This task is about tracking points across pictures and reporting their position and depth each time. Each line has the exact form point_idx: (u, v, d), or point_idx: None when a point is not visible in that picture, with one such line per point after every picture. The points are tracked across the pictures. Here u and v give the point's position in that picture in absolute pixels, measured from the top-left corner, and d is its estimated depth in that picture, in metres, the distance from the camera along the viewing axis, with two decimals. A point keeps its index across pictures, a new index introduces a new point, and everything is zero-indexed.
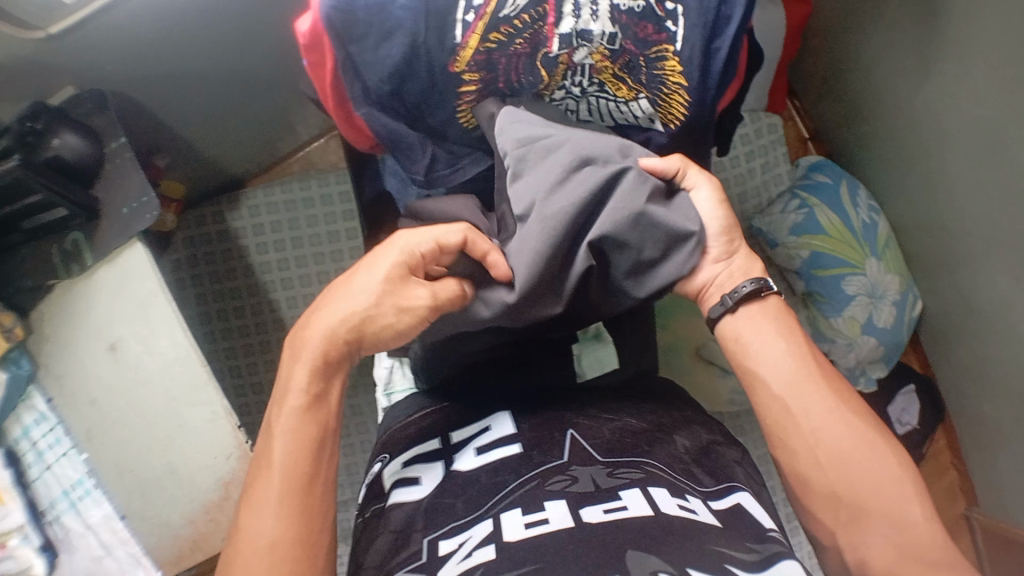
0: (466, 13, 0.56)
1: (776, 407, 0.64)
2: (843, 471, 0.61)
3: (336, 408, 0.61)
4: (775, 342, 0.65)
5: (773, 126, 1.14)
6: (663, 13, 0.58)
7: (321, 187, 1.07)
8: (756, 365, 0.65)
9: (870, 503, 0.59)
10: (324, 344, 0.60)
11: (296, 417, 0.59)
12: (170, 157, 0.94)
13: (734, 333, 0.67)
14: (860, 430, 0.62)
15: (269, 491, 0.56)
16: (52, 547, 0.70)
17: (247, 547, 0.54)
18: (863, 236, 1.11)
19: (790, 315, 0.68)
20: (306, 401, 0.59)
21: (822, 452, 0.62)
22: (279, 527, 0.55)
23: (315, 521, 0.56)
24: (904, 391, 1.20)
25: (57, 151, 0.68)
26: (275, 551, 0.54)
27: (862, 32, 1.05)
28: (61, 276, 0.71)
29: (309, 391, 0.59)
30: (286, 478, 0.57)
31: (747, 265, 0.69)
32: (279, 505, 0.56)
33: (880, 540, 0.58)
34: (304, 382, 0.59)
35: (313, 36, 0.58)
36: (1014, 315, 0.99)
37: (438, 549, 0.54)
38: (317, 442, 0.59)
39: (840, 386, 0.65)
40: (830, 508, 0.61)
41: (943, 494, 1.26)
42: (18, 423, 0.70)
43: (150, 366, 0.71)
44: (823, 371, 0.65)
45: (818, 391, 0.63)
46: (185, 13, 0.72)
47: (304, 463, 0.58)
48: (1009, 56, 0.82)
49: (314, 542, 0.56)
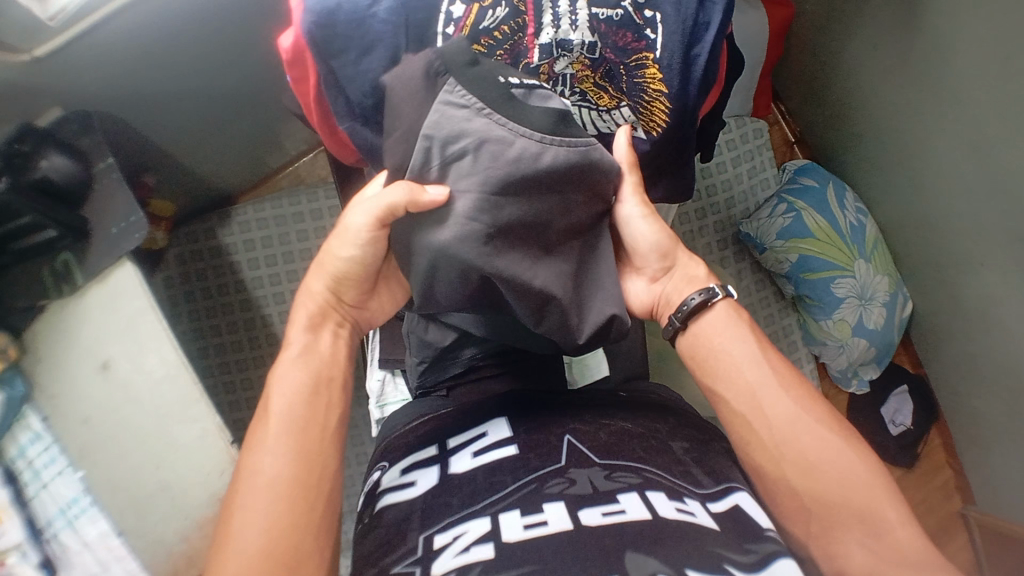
0: (446, 26, 0.58)
1: (738, 425, 0.65)
2: (812, 482, 0.60)
3: (332, 352, 0.64)
4: (724, 360, 0.66)
5: (758, 132, 1.16)
6: (641, 21, 0.60)
7: (310, 202, 1.08)
8: (714, 381, 0.67)
9: (843, 516, 0.59)
10: (315, 300, 0.64)
11: (293, 364, 0.62)
12: (160, 175, 0.95)
13: (693, 345, 0.68)
14: (828, 443, 0.61)
15: (268, 436, 0.57)
16: (51, 564, 0.69)
17: (245, 489, 0.55)
18: (852, 240, 1.11)
19: (742, 322, 0.68)
20: (301, 351, 0.62)
21: (788, 465, 0.61)
22: (277, 467, 0.56)
23: (315, 462, 0.57)
24: (895, 392, 1.21)
25: (44, 172, 0.68)
26: (273, 491, 0.55)
27: (848, 35, 1.06)
28: (52, 297, 0.71)
29: (302, 341, 0.63)
30: (282, 423, 0.58)
31: (692, 274, 0.70)
32: (281, 447, 0.57)
33: (856, 547, 0.58)
34: (299, 335, 0.63)
35: (296, 51, 0.59)
36: (1005, 315, 0.99)
37: (432, 543, 0.54)
38: (314, 389, 0.60)
39: (802, 394, 0.64)
40: (801, 521, 0.61)
41: (936, 492, 1.25)
42: (13, 442, 0.70)
43: (141, 384, 0.71)
44: (783, 381, 0.65)
45: (776, 404, 0.63)
46: (171, 30, 0.73)
47: (301, 408, 0.59)
48: (992, 57, 0.83)
49: (313, 488, 0.56)
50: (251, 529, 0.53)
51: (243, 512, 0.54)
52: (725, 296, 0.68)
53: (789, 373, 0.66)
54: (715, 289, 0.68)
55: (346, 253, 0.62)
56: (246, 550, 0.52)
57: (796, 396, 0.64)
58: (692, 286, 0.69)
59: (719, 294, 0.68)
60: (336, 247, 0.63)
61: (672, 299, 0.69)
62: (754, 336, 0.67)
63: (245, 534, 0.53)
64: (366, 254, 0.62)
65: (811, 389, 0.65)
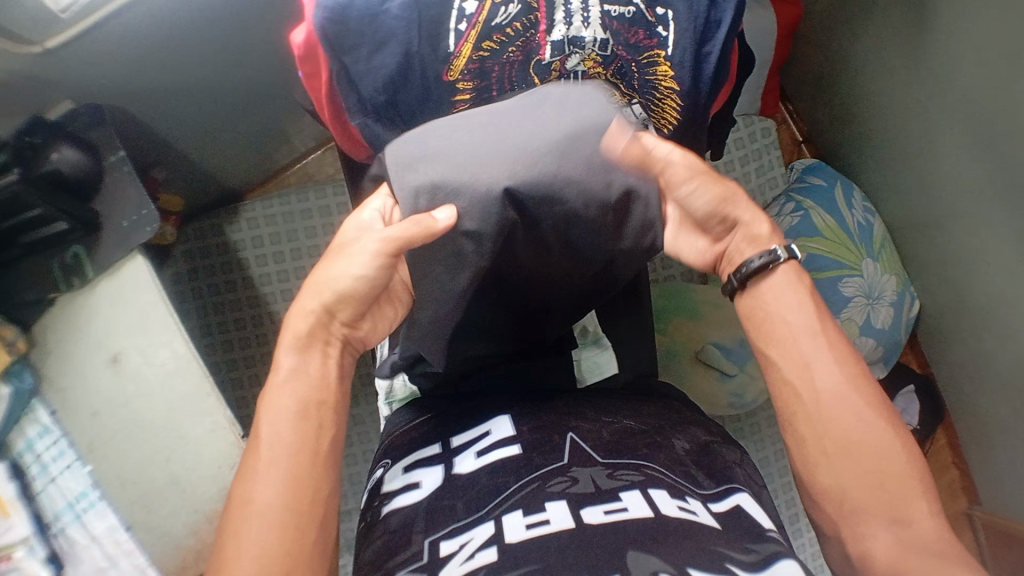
0: (460, 22, 0.57)
1: (784, 394, 0.63)
2: (851, 461, 0.59)
3: (320, 377, 0.60)
4: (779, 327, 0.64)
5: (767, 131, 1.16)
6: (653, 18, 0.59)
7: (319, 199, 1.08)
8: (767, 346, 0.64)
9: (875, 500, 0.58)
10: (306, 318, 0.60)
11: (282, 390, 0.58)
12: (169, 171, 0.95)
13: (750, 309, 0.66)
14: (871, 424, 0.60)
15: (261, 461, 0.55)
16: (58, 559, 0.69)
17: (244, 520, 0.53)
18: (859, 237, 1.11)
19: (804, 288, 0.65)
20: (287, 373, 0.59)
21: (830, 441, 0.60)
22: (277, 494, 0.54)
23: (308, 484, 0.56)
24: (902, 391, 1.20)
25: (56, 164, 0.68)
26: (269, 518, 0.53)
27: (855, 35, 1.06)
28: (63, 289, 0.71)
29: (290, 363, 0.59)
30: (274, 449, 0.56)
31: (755, 234, 0.66)
32: (279, 476, 0.55)
33: (882, 531, 0.57)
34: (285, 356, 0.60)
35: (308, 46, 0.58)
36: (1011, 315, 0.99)
37: (439, 551, 0.54)
38: (310, 414, 0.58)
39: (859, 374, 0.62)
40: (831, 500, 0.60)
41: (943, 491, 1.26)
42: (21, 436, 0.69)
43: (152, 378, 0.71)
44: (835, 353, 0.62)
45: (825, 377, 0.61)
46: (181, 22, 0.73)
47: (294, 435, 0.57)
48: (1002, 57, 0.83)
49: (308, 507, 0.55)
50: (249, 560, 0.52)
51: (240, 538, 0.53)
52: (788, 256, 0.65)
53: (845, 347, 0.63)
54: (778, 251, 0.64)
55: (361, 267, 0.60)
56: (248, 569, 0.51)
57: (849, 374, 0.62)
58: (753, 246, 0.66)
59: (782, 255, 0.64)
60: (342, 262, 0.60)
61: (733, 258, 0.66)
62: (814, 304, 0.64)
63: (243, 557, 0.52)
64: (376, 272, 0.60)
65: (865, 369, 0.63)
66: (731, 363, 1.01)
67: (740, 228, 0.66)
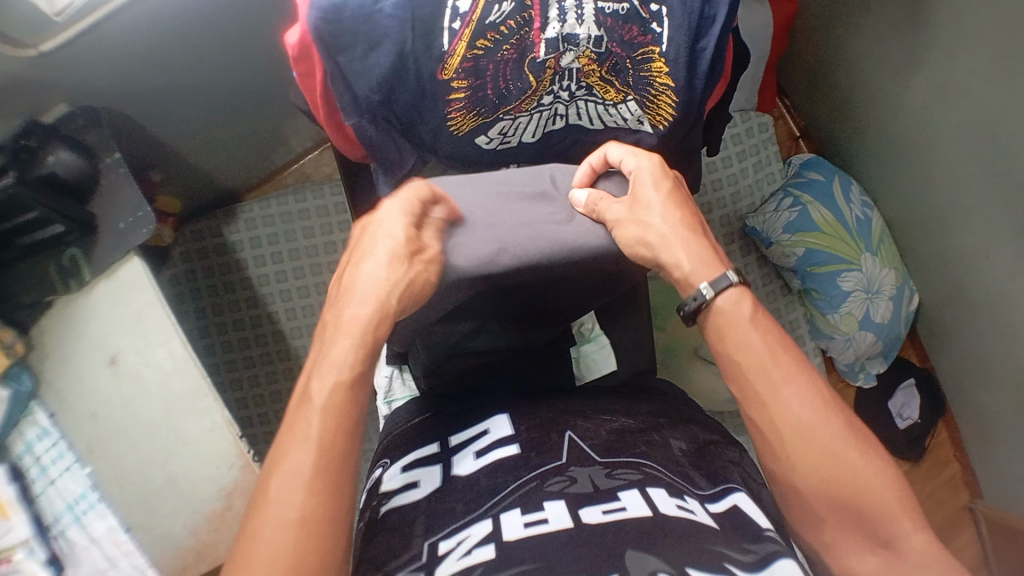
0: (453, 21, 0.56)
1: (761, 434, 0.61)
2: (829, 497, 0.58)
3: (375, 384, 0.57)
4: (734, 368, 0.62)
5: (762, 127, 1.17)
6: (648, 15, 0.59)
7: (316, 200, 1.08)
8: (742, 386, 0.61)
9: (861, 527, 0.58)
10: (367, 314, 0.56)
11: (332, 393, 0.54)
12: (165, 172, 0.95)
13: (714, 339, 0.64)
14: (842, 456, 0.58)
15: (299, 466, 0.52)
16: (58, 561, 0.69)
17: (266, 515, 0.51)
18: (858, 231, 1.11)
19: (752, 318, 0.62)
20: (349, 378, 0.55)
21: (802, 481, 0.59)
22: (309, 503, 0.51)
23: (339, 492, 0.52)
24: (903, 385, 1.21)
25: (51, 167, 0.68)
26: (303, 526, 0.50)
27: (851, 29, 1.06)
28: (60, 292, 0.71)
29: (351, 366, 0.55)
30: (320, 453, 0.53)
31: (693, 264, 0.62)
32: (312, 486, 0.51)
33: (865, 554, 0.58)
34: (348, 359, 0.55)
35: (302, 47, 0.58)
36: (1012, 309, 0.99)
37: (438, 549, 0.54)
38: (353, 423, 0.55)
39: (823, 402, 0.60)
40: (813, 530, 0.60)
41: (945, 486, 1.25)
42: (20, 438, 0.69)
43: (150, 379, 0.71)
44: (802, 384, 0.60)
45: (790, 417, 0.59)
46: (176, 24, 0.73)
47: (341, 439, 0.54)
48: (999, 49, 0.82)
49: (333, 520, 0.52)
50: (273, 564, 0.49)
51: (268, 549, 0.49)
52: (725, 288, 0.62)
53: (807, 371, 0.61)
54: (704, 289, 0.62)
55: (378, 274, 0.56)
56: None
57: (812, 406, 0.59)
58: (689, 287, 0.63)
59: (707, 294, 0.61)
60: (377, 263, 0.57)
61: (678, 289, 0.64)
62: (768, 336, 0.61)
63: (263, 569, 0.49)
64: (395, 277, 0.56)
65: (830, 391, 0.61)
66: None
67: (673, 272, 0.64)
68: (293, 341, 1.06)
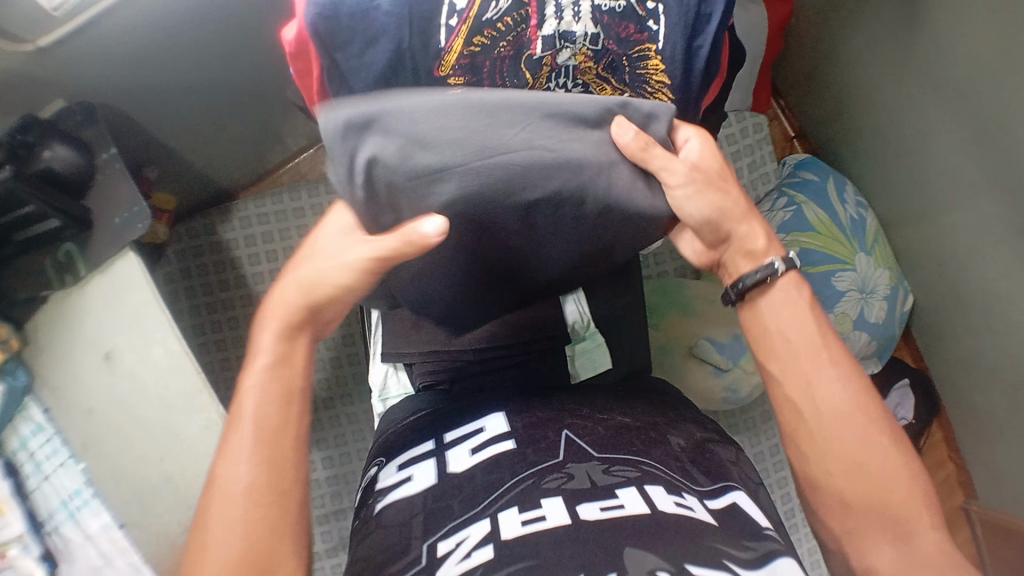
0: (450, 17, 0.57)
1: (787, 410, 0.64)
2: (857, 482, 0.59)
3: (303, 366, 0.61)
4: (780, 345, 0.65)
5: (758, 127, 1.17)
6: (643, 12, 0.59)
7: (311, 198, 1.08)
8: (768, 362, 0.65)
9: (880, 518, 0.58)
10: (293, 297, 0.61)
11: (263, 375, 0.59)
12: (161, 170, 0.95)
13: (752, 319, 0.67)
14: (871, 442, 0.60)
15: (241, 443, 0.56)
16: (52, 558, 0.70)
17: (219, 495, 0.54)
18: (852, 231, 1.12)
19: (805, 304, 0.66)
20: (275, 359, 0.60)
21: (834, 461, 0.60)
22: (251, 472, 0.55)
23: (287, 467, 0.56)
24: (897, 386, 1.21)
25: (48, 162, 0.68)
26: (246, 495, 0.54)
27: (847, 31, 1.06)
28: (54, 288, 0.71)
29: (274, 351, 0.60)
30: (257, 430, 0.57)
31: (750, 248, 0.66)
32: (252, 453, 0.56)
33: (885, 546, 0.58)
34: (271, 342, 0.60)
35: (298, 43, 0.58)
36: (1007, 309, 0.99)
37: (437, 551, 0.53)
38: (287, 395, 0.59)
39: (861, 392, 0.62)
40: (836, 517, 0.61)
41: (939, 486, 1.26)
42: (14, 434, 0.70)
43: (146, 376, 0.71)
44: (841, 372, 0.63)
45: (829, 398, 0.62)
46: (173, 20, 0.73)
47: (273, 415, 0.58)
48: (995, 49, 0.83)
49: (285, 491, 0.55)
50: (228, 537, 0.52)
51: (219, 522, 0.53)
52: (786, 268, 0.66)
53: (848, 364, 0.64)
54: (775, 264, 0.65)
55: (328, 269, 0.59)
56: (219, 555, 0.51)
57: (851, 394, 0.62)
58: (750, 261, 0.66)
59: (779, 267, 0.65)
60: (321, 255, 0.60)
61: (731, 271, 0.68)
62: (815, 319, 0.65)
63: (218, 535, 0.52)
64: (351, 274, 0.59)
65: (869, 386, 0.63)
66: (726, 359, 1.01)
67: (738, 241, 0.66)
68: None
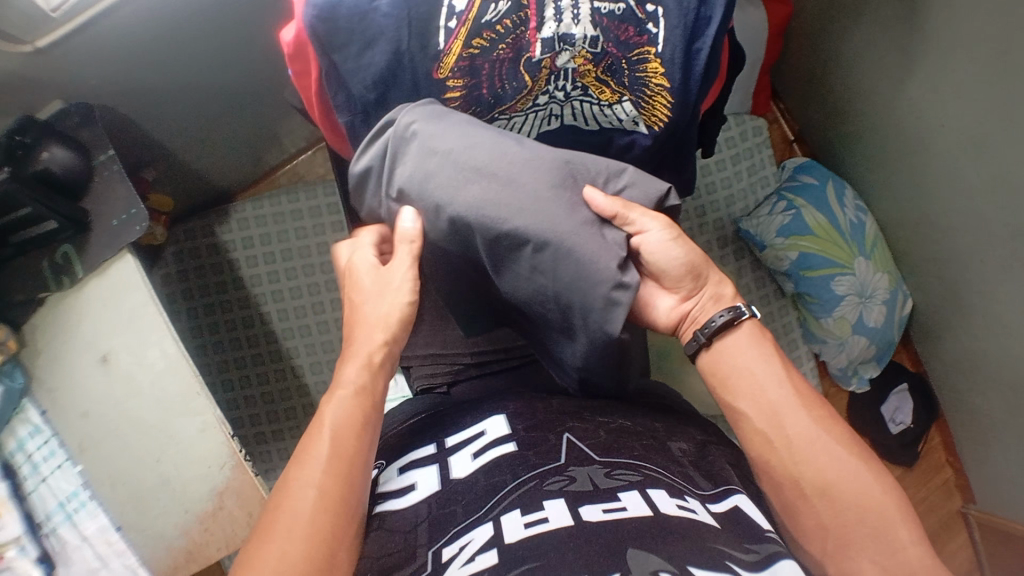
0: (449, 19, 0.56)
1: (757, 444, 0.64)
2: (833, 498, 0.60)
3: (383, 397, 0.65)
4: (745, 377, 0.66)
5: (756, 130, 1.17)
6: (643, 15, 0.59)
7: (309, 201, 1.09)
8: (734, 399, 0.66)
9: (858, 535, 0.58)
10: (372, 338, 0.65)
11: (345, 401, 0.62)
12: (160, 172, 0.96)
13: (713, 366, 0.68)
14: (839, 460, 0.61)
15: (317, 456, 0.58)
16: (49, 559, 0.68)
17: (287, 504, 0.56)
18: (852, 235, 1.11)
19: (765, 343, 0.67)
20: (355, 390, 0.63)
21: (805, 483, 0.61)
22: (326, 482, 0.57)
23: (349, 484, 0.58)
24: (896, 391, 1.22)
25: (46, 164, 0.69)
26: (317, 505, 0.55)
27: (845, 35, 1.06)
28: (52, 289, 0.71)
29: (357, 382, 0.63)
30: (333, 443, 0.59)
31: (720, 293, 0.70)
32: (326, 464, 0.58)
33: (867, 564, 0.57)
34: (354, 374, 0.63)
35: (298, 44, 0.58)
36: (1007, 312, 0.99)
37: (441, 557, 0.52)
38: (363, 421, 0.62)
39: (821, 413, 0.64)
40: (817, 539, 0.60)
41: (938, 491, 1.26)
42: (12, 436, 0.69)
43: (142, 377, 0.71)
44: (801, 398, 0.64)
45: (794, 421, 0.63)
46: (170, 22, 0.73)
47: (351, 439, 0.60)
48: (994, 53, 0.83)
49: (347, 508, 0.56)
50: (290, 543, 0.54)
51: (283, 529, 0.54)
52: (750, 315, 0.68)
53: (808, 391, 0.65)
54: (741, 308, 0.68)
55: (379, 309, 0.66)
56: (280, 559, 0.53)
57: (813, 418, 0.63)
58: (717, 304, 0.69)
59: (745, 312, 0.67)
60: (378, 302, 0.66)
61: (697, 316, 0.69)
62: (778, 357, 0.66)
63: (277, 539, 0.54)
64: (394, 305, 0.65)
65: (829, 411, 0.65)
66: None
67: (707, 285, 0.69)
68: (285, 342, 1.05)
